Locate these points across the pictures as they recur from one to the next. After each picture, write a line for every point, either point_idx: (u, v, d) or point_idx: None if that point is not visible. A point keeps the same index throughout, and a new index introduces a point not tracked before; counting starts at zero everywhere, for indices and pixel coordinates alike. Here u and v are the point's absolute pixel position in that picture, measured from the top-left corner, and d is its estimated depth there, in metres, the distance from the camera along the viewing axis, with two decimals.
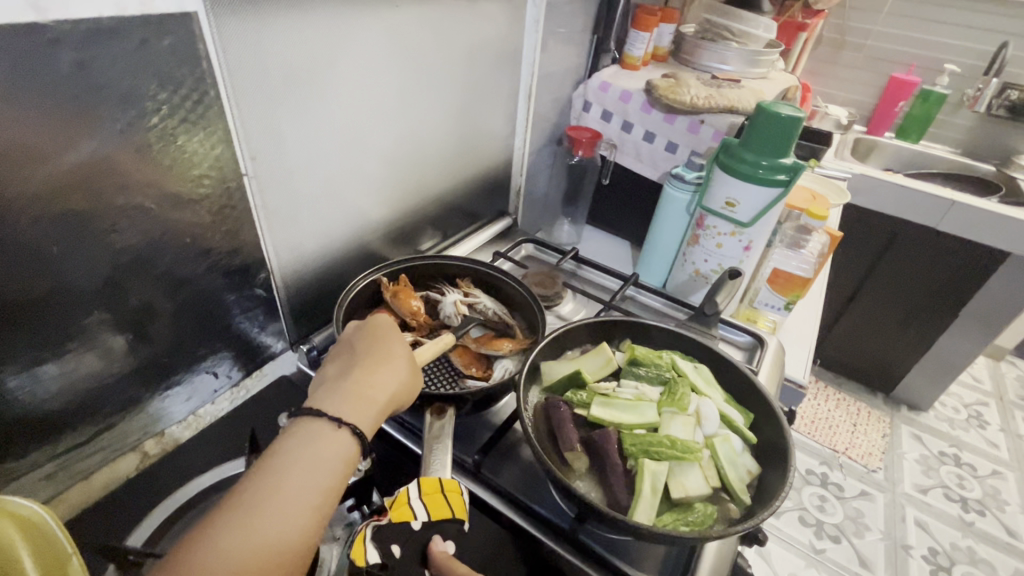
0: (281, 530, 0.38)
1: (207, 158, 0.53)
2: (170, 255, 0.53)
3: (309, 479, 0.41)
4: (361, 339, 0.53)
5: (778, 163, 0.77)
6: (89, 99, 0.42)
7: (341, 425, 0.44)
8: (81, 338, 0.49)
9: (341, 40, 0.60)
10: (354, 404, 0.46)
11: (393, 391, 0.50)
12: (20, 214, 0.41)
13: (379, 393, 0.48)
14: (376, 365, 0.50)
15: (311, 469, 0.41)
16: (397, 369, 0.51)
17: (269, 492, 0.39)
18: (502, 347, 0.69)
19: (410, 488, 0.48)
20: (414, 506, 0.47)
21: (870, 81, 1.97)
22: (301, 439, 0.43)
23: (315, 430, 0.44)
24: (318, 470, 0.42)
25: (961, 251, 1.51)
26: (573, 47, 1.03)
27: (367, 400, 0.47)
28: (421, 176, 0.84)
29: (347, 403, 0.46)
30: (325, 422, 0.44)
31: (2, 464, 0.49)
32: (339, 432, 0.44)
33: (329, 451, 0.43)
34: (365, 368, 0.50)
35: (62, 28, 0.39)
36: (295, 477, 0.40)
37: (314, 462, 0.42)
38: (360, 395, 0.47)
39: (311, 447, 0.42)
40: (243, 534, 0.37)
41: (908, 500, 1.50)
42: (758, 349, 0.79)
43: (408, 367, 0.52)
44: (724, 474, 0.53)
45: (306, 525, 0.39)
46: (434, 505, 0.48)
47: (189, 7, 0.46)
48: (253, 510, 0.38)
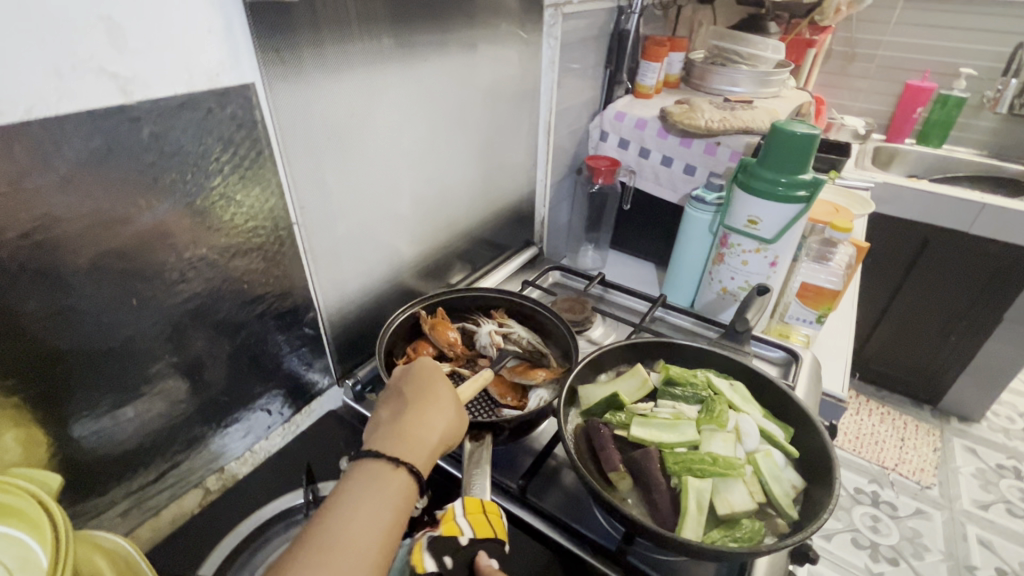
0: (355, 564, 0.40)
1: (262, 211, 0.58)
2: (228, 302, 0.58)
3: (376, 514, 0.43)
4: (407, 381, 0.56)
5: (797, 179, 0.78)
6: (162, 165, 0.48)
7: (400, 464, 0.47)
8: (151, 382, 0.54)
9: (376, 97, 0.66)
10: (408, 445, 0.49)
11: (443, 430, 0.52)
12: (107, 270, 0.46)
13: (430, 433, 0.51)
14: (425, 406, 0.53)
15: (377, 505, 0.44)
16: (445, 410, 0.53)
17: (341, 526, 0.42)
18: (536, 377, 0.71)
19: (455, 507, 0.50)
20: (460, 522, 0.48)
21: (885, 89, 1.97)
22: (362, 478, 0.46)
23: (376, 469, 0.46)
24: (382, 506, 0.44)
25: (997, 254, 1.47)
26: (587, 81, 1.08)
27: (420, 440, 0.50)
28: (450, 213, 0.88)
29: (403, 445, 0.49)
30: (383, 463, 0.47)
31: (86, 501, 0.52)
32: (395, 471, 0.47)
33: (391, 488, 0.45)
34: (417, 408, 0.53)
35: (144, 107, 0.45)
36: (363, 512, 0.43)
37: (379, 498, 0.44)
38: (413, 436, 0.50)
39: (373, 484, 0.45)
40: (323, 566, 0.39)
41: (968, 518, 1.43)
42: (792, 363, 0.79)
43: (456, 405, 0.55)
44: (769, 489, 0.53)
45: (376, 556, 0.42)
46: (478, 523, 0.48)
47: (248, 79, 0.51)
48: (328, 545, 0.40)
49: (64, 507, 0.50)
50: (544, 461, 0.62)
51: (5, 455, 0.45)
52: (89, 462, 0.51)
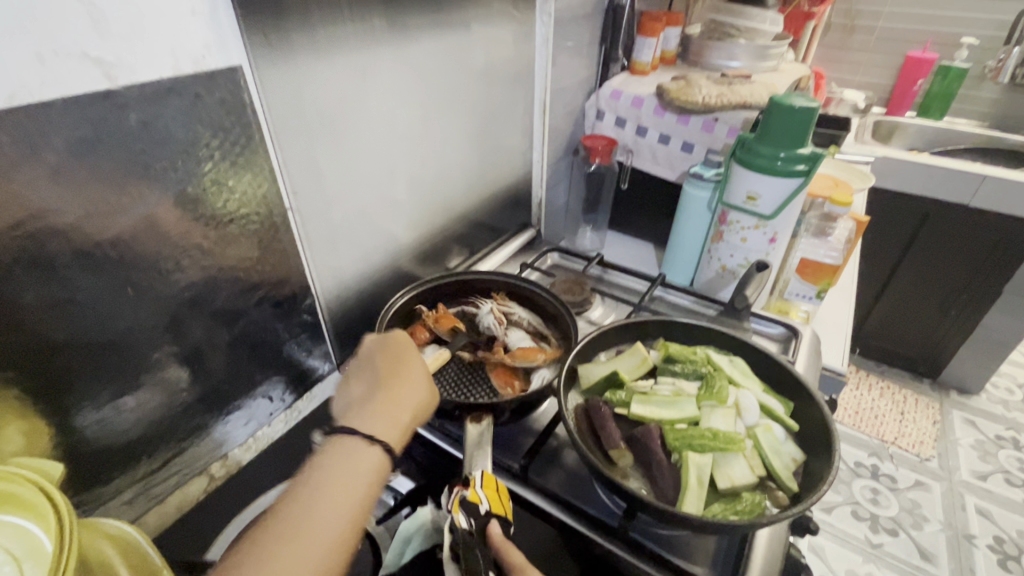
0: (334, 535, 0.41)
1: (255, 197, 0.57)
2: (225, 290, 0.58)
3: (355, 481, 0.44)
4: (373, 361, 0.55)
5: (796, 154, 0.77)
6: (152, 153, 0.47)
7: (375, 441, 0.47)
8: (152, 371, 0.54)
9: (369, 78, 0.65)
10: (382, 422, 0.49)
11: (415, 408, 0.52)
12: (98, 262, 0.46)
13: (403, 410, 0.51)
14: (398, 385, 0.53)
15: (355, 473, 0.44)
16: (417, 389, 0.54)
17: (321, 497, 0.42)
18: (536, 358, 0.71)
19: (477, 478, 0.48)
20: (483, 492, 0.47)
21: (885, 62, 1.94)
22: (340, 452, 0.46)
23: (352, 443, 0.46)
24: (360, 476, 0.45)
25: (998, 226, 1.47)
26: (582, 59, 1.06)
27: (394, 419, 0.50)
28: (447, 196, 0.88)
29: (376, 422, 0.49)
30: (359, 438, 0.47)
31: (91, 490, 0.53)
32: (367, 447, 0.46)
33: (367, 460, 0.46)
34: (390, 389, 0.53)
35: (130, 92, 0.44)
36: (341, 479, 0.44)
37: (357, 466, 0.45)
38: (387, 413, 0.50)
39: (350, 459, 0.45)
40: (305, 536, 0.40)
41: (967, 488, 1.45)
42: (792, 339, 0.79)
43: (427, 382, 0.55)
44: (769, 462, 0.53)
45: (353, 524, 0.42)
46: (495, 498, 0.48)
47: (235, 61, 0.50)
48: (309, 511, 0.41)
49: (70, 496, 0.51)
50: (545, 442, 0.63)
51: (9, 444, 0.45)
52: (93, 451, 0.52)
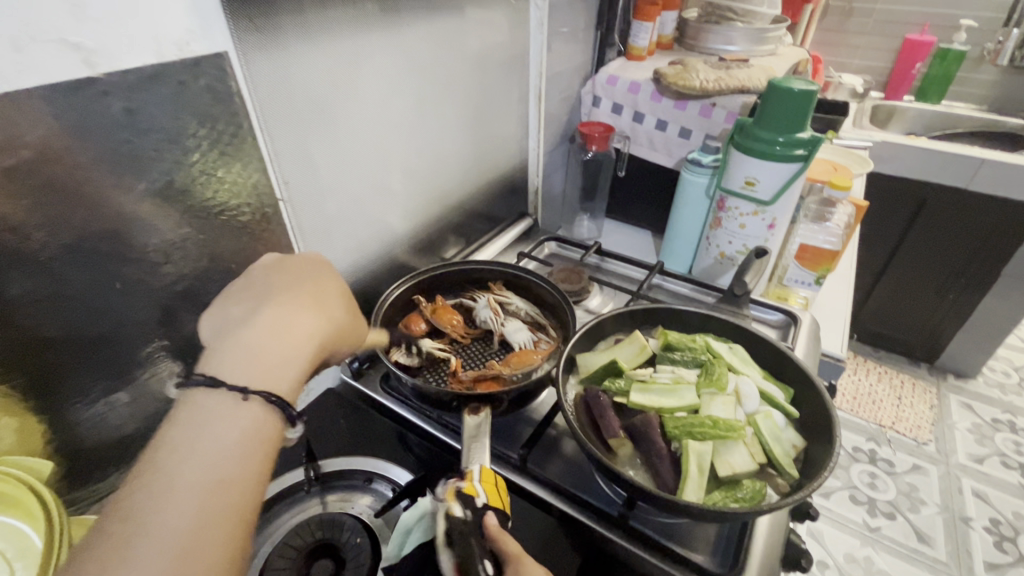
0: (217, 486, 0.35)
1: (245, 188, 0.56)
2: (218, 282, 0.57)
3: (214, 445, 0.37)
4: (288, 278, 0.51)
5: (794, 138, 0.76)
6: (138, 143, 0.46)
7: (249, 396, 0.39)
8: (144, 365, 0.53)
9: (360, 65, 0.63)
10: (269, 364, 0.42)
11: (312, 339, 0.46)
12: (85, 256, 0.45)
13: (296, 341, 0.45)
14: (301, 309, 0.47)
15: (221, 434, 0.37)
16: (304, 319, 0.46)
17: (182, 463, 0.35)
18: (535, 360, 0.68)
19: (474, 474, 0.48)
20: (477, 487, 0.47)
21: (884, 45, 1.92)
22: (200, 424, 0.37)
23: (210, 404, 0.38)
24: (230, 438, 0.37)
25: (996, 210, 1.46)
26: (578, 44, 1.04)
27: (279, 364, 0.43)
28: (442, 185, 0.86)
29: (267, 366, 0.42)
30: (226, 398, 0.38)
31: (87, 486, 0.52)
32: (245, 404, 0.39)
33: (237, 423, 0.38)
34: (278, 321, 0.45)
35: (111, 79, 0.42)
36: (200, 444, 0.36)
37: (215, 431, 0.37)
38: (280, 347, 0.44)
39: (218, 423, 0.38)
40: (188, 485, 0.34)
41: (963, 471, 1.46)
42: (791, 326, 0.79)
43: (314, 309, 0.48)
44: (770, 449, 0.53)
45: (249, 479, 0.37)
46: (491, 492, 0.47)
47: (220, 47, 0.49)
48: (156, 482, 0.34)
49: (62, 492, 0.50)
50: (544, 431, 0.63)
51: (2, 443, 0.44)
52: (84, 448, 0.51)
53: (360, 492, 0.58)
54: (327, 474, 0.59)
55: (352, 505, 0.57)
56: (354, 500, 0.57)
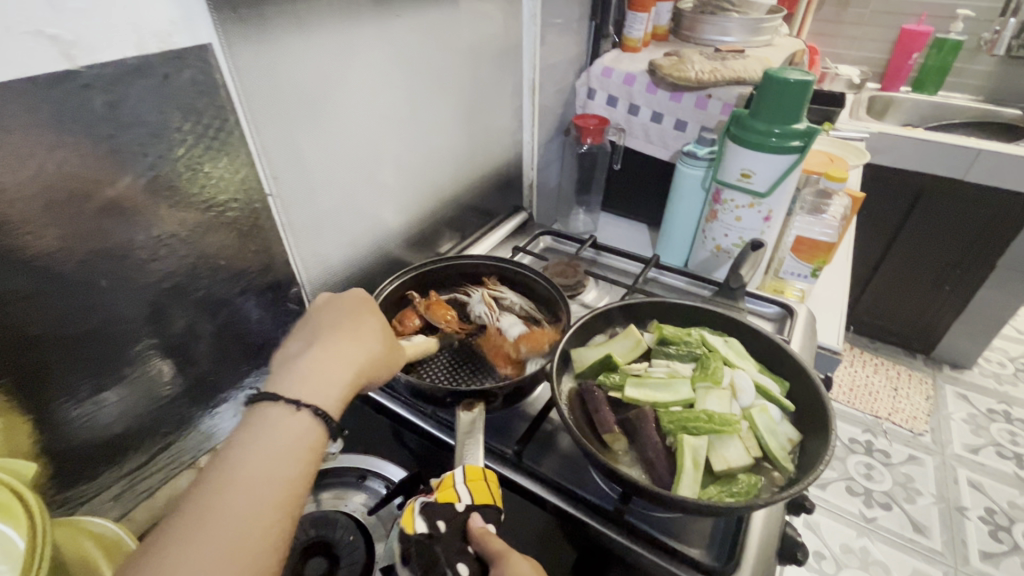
0: (271, 487, 0.37)
1: (233, 182, 0.55)
2: (207, 279, 0.56)
3: (274, 454, 0.39)
4: (336, 310, 0.53)
5: (791, 129, 0.76)
6: (121, 137, 0.45)
7: (301, 407, 0.41)
8: (133, 364, 0.52)
9: (350, 58, 0.62)
10: (318, 386, 0.44)
11: (357, 366, 0.48)
12: (68, 252, 0.44)
13: (343, 368, 0.46)
14: (348, 339, 0.49)
15: (281, 443, 0.39)
16: (353, 346, 0.49)
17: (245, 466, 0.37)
18: (541, 347, 0.69)
19: (455, 473, 0.47)
20: (459, 489, 0.45)
21: (881, 36, 1.91)
22: (258, 429, 0.40)
23: (272, 415, 0.40)
24: (287, 444, 0.39)
25: (993, 201, 1.46)
26: (572, 36, 1.03)
27: (331, 384, 0.44)
28: (435, 179, 0.85)
29: (313, 386, 0.43)
30: (282, 409, 0.41)
31: (75, 487, 0.51)
32: (297, 415, 0.41)
33: (293, 434, 0.40)
34: (329, 348, 0.47)
35: (91, 72, 0.41)
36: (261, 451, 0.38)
37: (274, 441, 0.39)
38: (329, 369, 0.45)
39: (279, 432, 0.40)
40: (250, 487, 0.37)
41: (959, 461, 1.47)
42: (787, 318, 0.79)
43: (362, 338, 0.50)
44: (765, 443, 0.53)
45: (298, 484, 0.38)
46: (478, 491, 0.46)
47: (204, 39, 0.48)
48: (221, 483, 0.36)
49: (50, 494, 0.49)
50: (539, 426, 0.62)
51: None
52: (75, 448, 0.50)
53: (354, 490, 0.58)
54: (320, 473, 0.59)
55: (346, 504, 0.56)
56: (348, 498, 0.57)
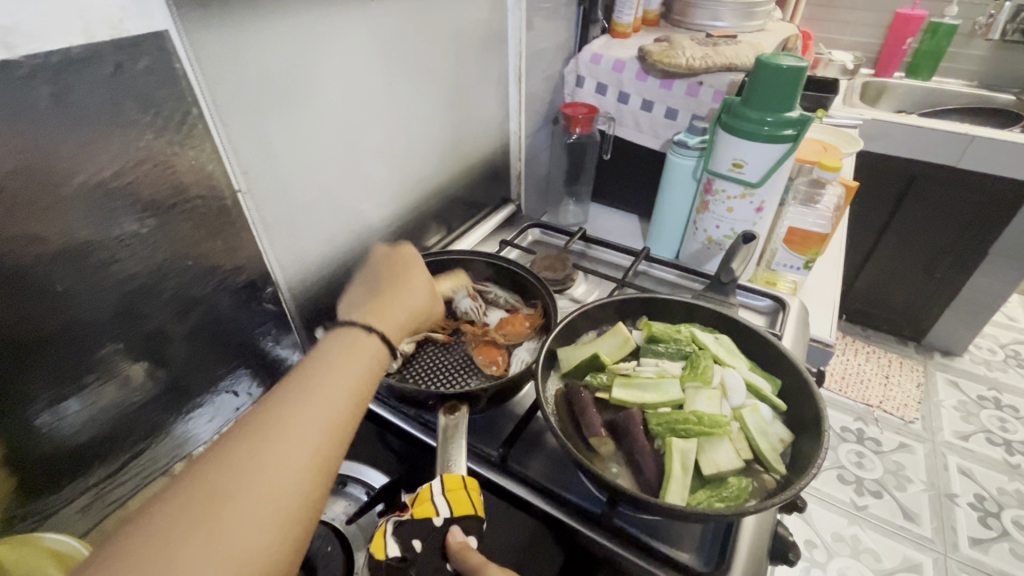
0: (345, 390, 0.41)
1: (200, 178, 0.52)
2: (176, 279, 0.53)
3: (347, 365, 0.42)
4: (385, 262, 0.58)
5: (783, 117, 0.73)
6: (71, 131, 0.42)
7: (372, 331, 0.46)
8: (97, 370, 0.50)
9: (323, 44, 0.59)
10: (383, 319, 0.49)
11: (411, 309, 0.53)
12: (18, 255, 0.41)
13: (401, 309, 0.51)
14: (404, 286, 0.54)
15: (351, 356, 0.43)
16: (414, 294, 0.54)
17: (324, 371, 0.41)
18: (525, 329, 0.71)
19: (433, 484, 0.45)
20: (437, 502, 0.44)
21: (875, 21, 1.88)
22: (337, 342, 0.44)
23: (346, 334, 0.45)
24: (358, 358, 0.43)
25: (986, 188, 1.44)
26: (560, 21, 1.00)
27: (393, 319, 0.50)
28: (419, 171, 0.83)
29: (378, 318, 0.49)
30: (357, 330, 0.46)
31: (39, 500, 0.49)
32: (368, 336, 0.46)
33: (363, 350, 0.44)
34: (390, 292, 0.53)
35: (34, 62, 0.38)
36: (337, 361, 0.42)
37: (349, 354, 0.44)
38: (389, 310, 0.50)
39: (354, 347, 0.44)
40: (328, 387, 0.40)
41: (949, 448, 1.47)
42: (779, 312, 0.77)
43: (419, 287, 0.55)
44: (756, 445, 0.51)
45: (364, 395, 0.42)
46: (457, 502, 0.44)
47: (160, 26, 0.45)
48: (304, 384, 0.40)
49: (12, 509, 0.47)
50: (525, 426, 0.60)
51: None
52: (38, 459, 0.48)
53: (333, 497, 0.56)
54: None
55: (325, 512, 0.54)
56: (327, 506, 0.55)
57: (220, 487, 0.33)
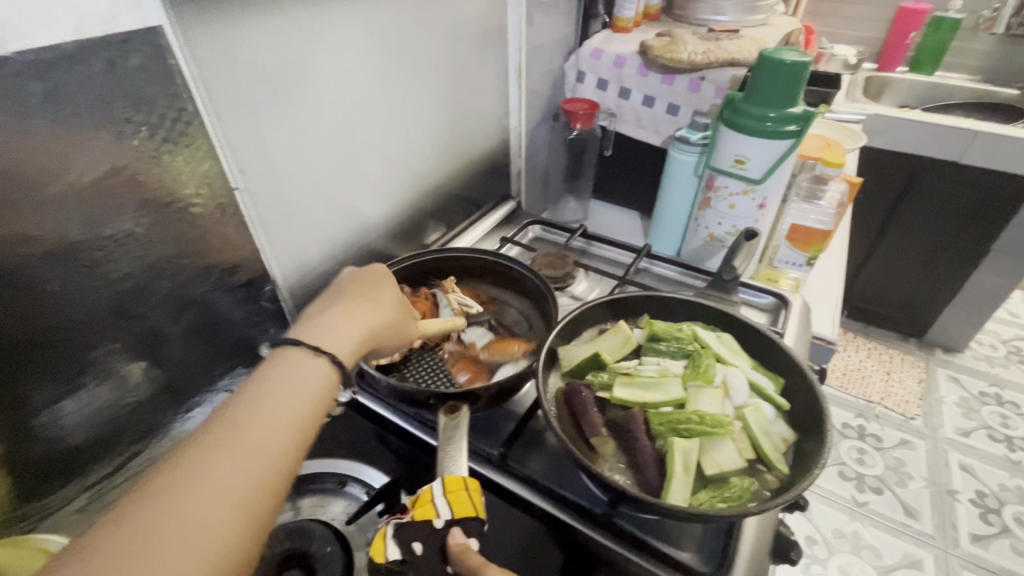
0: (289, 421, 0.38)
1: (195, 176, 0.52)
2: (171, 278, 0.53)
3: (290, 394, 0.40)
4: (353, 277, 0.54)
5: (786, 113, 0.72)
6: (63, 129, 0.41)
7: (321, 352, 0.43)
8: (93, 370, 0.49)
9: (318, 40, 0.58)
10: (334, 337, 0.45)
11: (370, 325, 0.49)
12: (11, 254, 0.41)
13: (359, 326, 0.48)
14: (366, 300, 0.51)
15: (295, 383, 0.40)
16: (375, 309, 0.50)
17: (264, 402, 0.38)
18: (513, 352, 0.67)
19: (433, 486, 0.45)
20: (437, 503, 0.43)
21: (878, 14, 1.86)
22: (281, 367, 0.41)
23: (292, 356, 0.42)
24: (303, 385, 0.41)
25: (989, 183, 1.43)
26: (560, 16, 0.99)
27: (346, 337, 0.46)
28: (418, 168, 0.82)
29: (328, 337, 0.45)
30: (304, 352, 0.42)
31: (34, 502, 0.49)
32: (316, 359, 0.42)
33: (311, 375, 0.41)
34: (349, 306, 0.49)
35: (25, 58, 0.38)
36: (279, 390, 0.39)
37: (294, 380, 0.41)
38: (344, 327, 0.47)
39: (300, 372, 0.41)
40: (267, 421, 0.38)
41: (950, 445, 1.47)
42: (782, 309, 0.76)
43: (381, 302, 0.52)
44: (758, 444, 0.51)
45: (310, 421, 0.40)
46: (457, 503, 0.44)
47: (153, 22, 0.44)
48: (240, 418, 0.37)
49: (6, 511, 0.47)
50: (526, 425, 0.60)
51: None
52: (32, 461, 0.48)
53: (333, 497, 0.56)
54: (297, 480, 0.56)
55: (325, 512, 0.54)
56: (327, 506, 0.55)
57: (139, 541, 0.30)
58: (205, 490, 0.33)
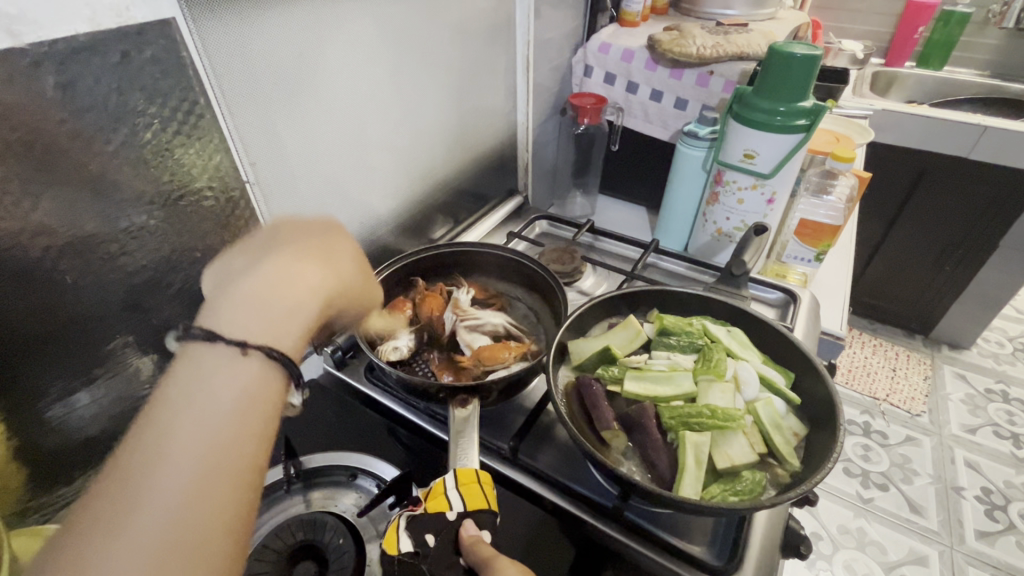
0: (218, 445, 0.32)
1: (207, 169, 0.52)
2: (183, 271, 0.53)
3: (213, 411, 0.33)
4: (289, 230, 0.47)
5: (796, 108, 0.72)
6: (77, 122, 0.41)
7: (248, 349, 0.35)
8: (107, 363, 0.50)
9: (327, 31, 0.58)
10: (268, 316, 0.38)
11: (318, 295, 0.43)
12: (28, 247, 0.41)
13: (301, 299, 0.41)
14: (308, 265, 0.44)
15: (215, 398, 0.33)
16: (314, 273, 0.43)
17: (181, 427, 0.32)
18: (502, 357, 0.64)
19: (446, 479, 0.45)
20: (450, 496, 0.44)
21: (886, 8, 1.84)
22: (199, 376, 0.34)
23: (208, 360, 0.35)
24: (229, 396, 0.34)
25: (998, 180, 1.42)
26: (568, 10, 0.98)
27: (285, 317, 0.39)
28: (425, 162, 0.82)
29: (260, 321, 0.38)
30: (223, 351, 0.35)
31: (50, 493, 0.50)
32: (244, 359, 0.35)
33: (237, 381, 0.35)
34: (285, 269, 0.42)
35: (41, 51, 0.38)
36: (198, 409, 0.33)
37: (214, 393, 0.34)
38: (279, 303, 0.40)
39: (225, 380, 0.34)
40: (185, 452, 0.31)
41: (956, 442, 1.46)
42: (791, 304, 0.76)
43: (323, 265, 0.45)
44: (770, 439, 0.51)
45: (246, 439, 0.33)
46: (470, 495, 0.44)
47: (166, 14, 0.44)
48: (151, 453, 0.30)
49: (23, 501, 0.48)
50: (535, 420, 0.60)
51: None
52: (47, 451, 0.48)
53: (344, 490, 0.56)
54: (308, 472, 0.57)
55: (337, 504, 0.54)
56: (339, 498, 0.55)
57: None
58: (126, 547, 0.27)
